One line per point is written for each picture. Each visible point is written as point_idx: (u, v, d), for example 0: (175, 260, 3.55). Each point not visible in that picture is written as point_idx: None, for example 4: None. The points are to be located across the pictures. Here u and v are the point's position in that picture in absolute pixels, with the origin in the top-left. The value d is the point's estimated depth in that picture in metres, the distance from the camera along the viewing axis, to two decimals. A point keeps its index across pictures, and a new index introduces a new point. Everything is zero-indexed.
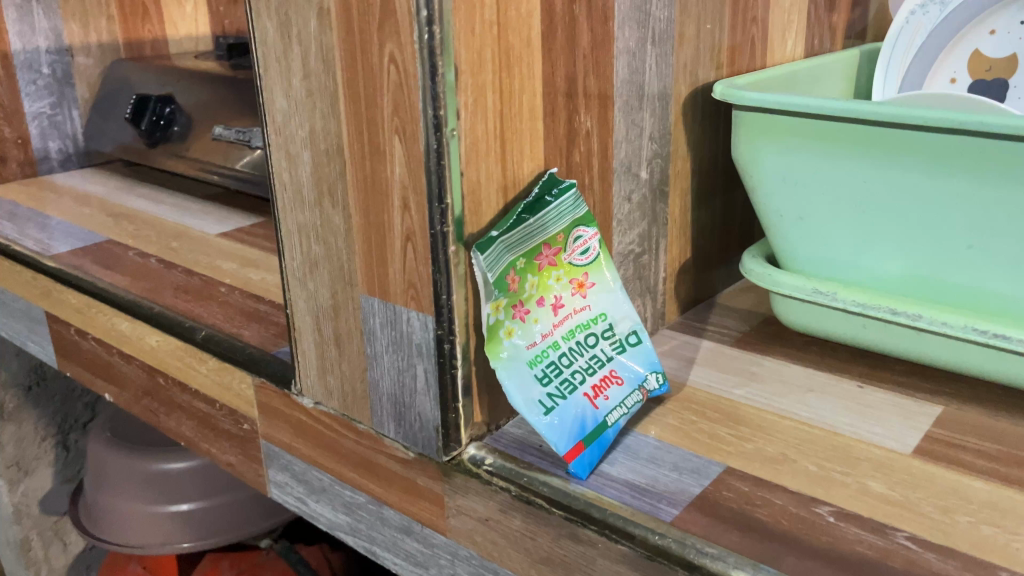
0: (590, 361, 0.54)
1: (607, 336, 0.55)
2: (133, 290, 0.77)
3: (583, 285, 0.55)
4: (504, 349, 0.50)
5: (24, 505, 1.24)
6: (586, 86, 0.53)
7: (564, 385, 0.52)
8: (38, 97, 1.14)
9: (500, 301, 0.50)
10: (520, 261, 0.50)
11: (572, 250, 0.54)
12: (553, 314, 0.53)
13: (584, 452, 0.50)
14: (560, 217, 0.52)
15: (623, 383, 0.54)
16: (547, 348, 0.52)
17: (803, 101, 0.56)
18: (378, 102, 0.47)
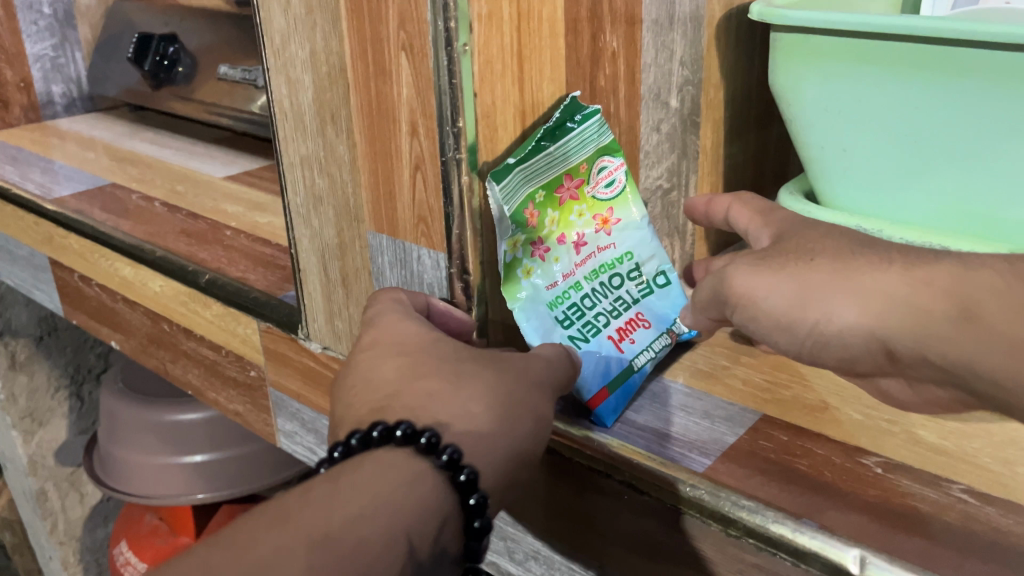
0: (614, 303, 0.50)
1: (632, 277, 0.52)
2: (135, 233, 0.74)
3: (608, 221, 0.51)
4: (521, 290, 0.47)
5: (39, 457, 1.23)
6: (614, 4, 0.48)
7: (587, 328, 0.48)
8: (39, 39, 1.10)
9: (518, 238, 0.46)
10: (539, 194, 0.47)
11: (595, 183, 0.50)
12: (575, 253, 0.49)
13: (609, 398, 0.46)
14: (582, 145, 0.48)
15: (649, 327, 0.51)
16: (569, 289, 0.49)
17: (851, 19, 0.51)
18: (382, 16, 0.43)
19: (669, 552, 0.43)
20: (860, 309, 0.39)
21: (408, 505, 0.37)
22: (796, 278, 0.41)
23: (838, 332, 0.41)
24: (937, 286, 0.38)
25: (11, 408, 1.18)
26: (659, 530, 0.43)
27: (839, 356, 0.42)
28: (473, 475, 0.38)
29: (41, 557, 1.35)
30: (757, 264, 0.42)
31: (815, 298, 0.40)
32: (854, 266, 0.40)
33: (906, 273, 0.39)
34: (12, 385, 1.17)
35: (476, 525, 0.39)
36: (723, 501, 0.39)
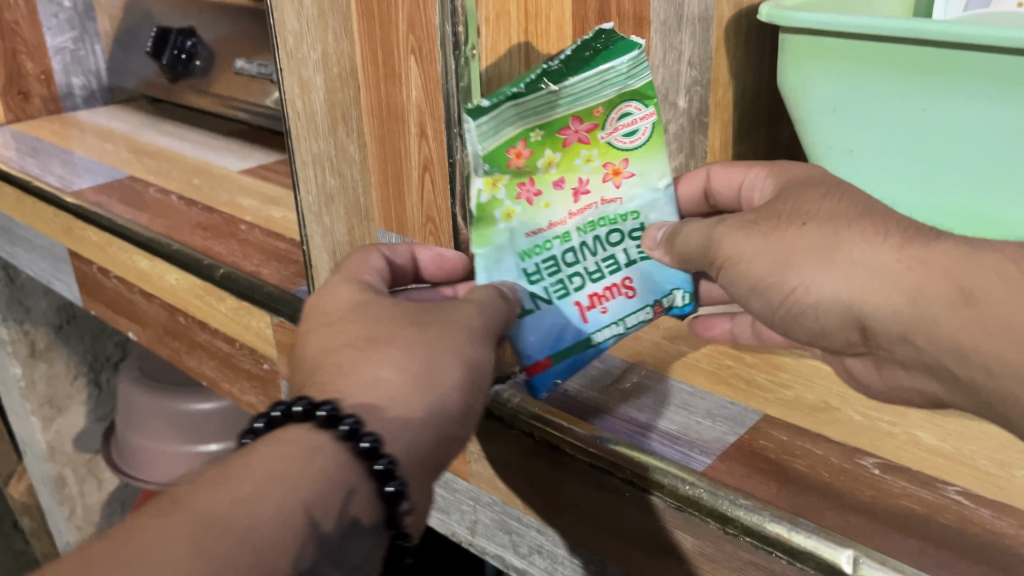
0: (603, 262, 0.47)
1: (634, 235, 0.48)
2: (152, 227, 0.76)
3: (620, 172, 0.47)
4: (497, 232, 0.45)
5: (58, 442, 1.25)
6: (620, 9, 0.50)
7: (556, 290, 0.46)
8: (60, 31, 1.12)
9: (499, 178, 0.43)
10: (536, 132, 0.43)
11: (613, 129, 0.45)
12: (572, 200, 0.46)
13: (550, 367, 0.46)
14: (599, 87, 0.44)
15: (632, 296, 0.48)
16: (552, 239, 0.46)
17: (859, 22, 0.51)
18: (393, 20, 0.44)
19: (670, 548, 0.43)
20: (841, 281, 0.40)
21: (309, 474, 0.35)
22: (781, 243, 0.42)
23: (814, 303, 0.41)
24: (933, 266, 0.38)
25: (31, 395, 1.20)
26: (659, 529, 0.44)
27: (810, 326, 0.43)
28: (375, 441, 0.37)
29: (59, 542, 1.38)
30: (744, 225, 0.43)
31: (795, 263, 0.41)
32: (845, 238, 0.41)
33: (900, 252, 0.39)
34: (31, 372, 1.19)
35: (389, 491, 0.37)
36: (720, 500, 0.40)
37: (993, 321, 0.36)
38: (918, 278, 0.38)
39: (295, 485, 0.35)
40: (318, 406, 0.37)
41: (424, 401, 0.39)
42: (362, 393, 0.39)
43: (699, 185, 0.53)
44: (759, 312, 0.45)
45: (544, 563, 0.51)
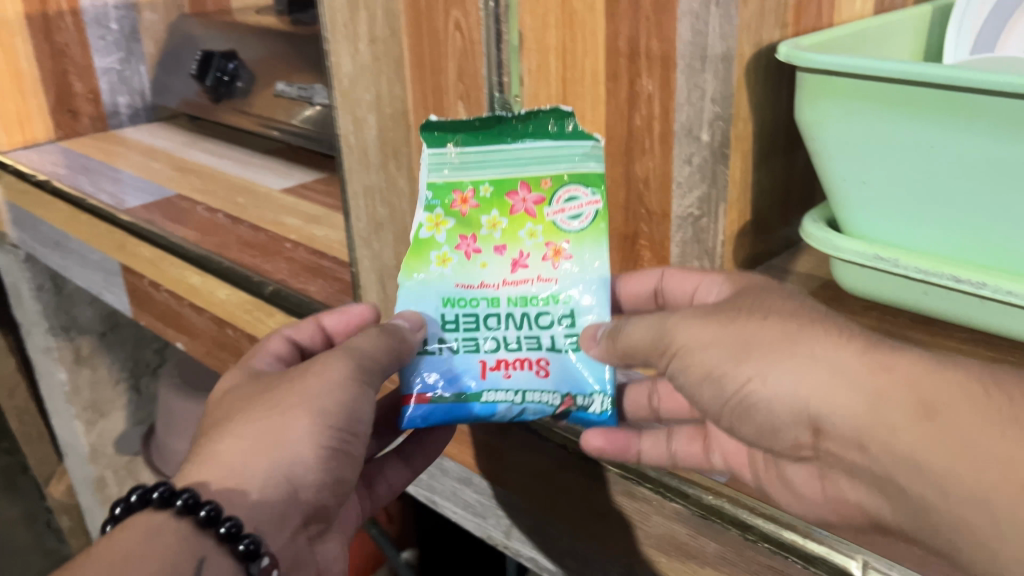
0: (525, 338, 0.48)
1: (564, 323, 0.48)
2: (204, 244, 0.80)
3: (560, 253, 0.49)
4: (431, 272, 0.49)
5: (99, 445, 1.32)
6: (648, 48, 0.52)
7: (466, 344, 0.48)
8: (106, 53, 1.18)
9: (441, 216, 0.49)
10: (484, 187, 0.49)
11: (560, 209, 0.48)
12: (509, 270, 0.49)
13: (426, 408, 0.48)
14: (547, 159, 0.48)
15: (544, 378, 0.48)
16: (480, 299, 0.49)
17: (870, 64, 0.55)
18: (443, 68, 0.48)
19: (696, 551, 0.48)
20: (799, 379, 0.41)
21: (161, 548, 0.42)
22: (726, 331, 0.43)
23: (765, 399, 0.42)
24: (896, 376, 0.38)
25: (76, 399, 1.25)
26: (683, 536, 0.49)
27: (762, 422, 0.44)
28: (213, 509, 0.43)
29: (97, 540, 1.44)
30: (702, 317, 0.45)
31: (750, 355, 0.42)
32: (802, 340, 0.41)
33: (863, 354, 0.39)
34: (76, 378, 1.24)
35: (241, 549, 0.43)
36: (741, 509, 0.46)
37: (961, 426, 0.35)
38: (879, 382, 0.38)
39: (153, 548, 0.42)
40: (176, 492, 0.43)
41: (275, 457, 0.46)
42: (210, 469, 0.45)
43: (652, 285, 0.57)
44: (710, 407, 0.46)
45: (575, 564, 0.57)
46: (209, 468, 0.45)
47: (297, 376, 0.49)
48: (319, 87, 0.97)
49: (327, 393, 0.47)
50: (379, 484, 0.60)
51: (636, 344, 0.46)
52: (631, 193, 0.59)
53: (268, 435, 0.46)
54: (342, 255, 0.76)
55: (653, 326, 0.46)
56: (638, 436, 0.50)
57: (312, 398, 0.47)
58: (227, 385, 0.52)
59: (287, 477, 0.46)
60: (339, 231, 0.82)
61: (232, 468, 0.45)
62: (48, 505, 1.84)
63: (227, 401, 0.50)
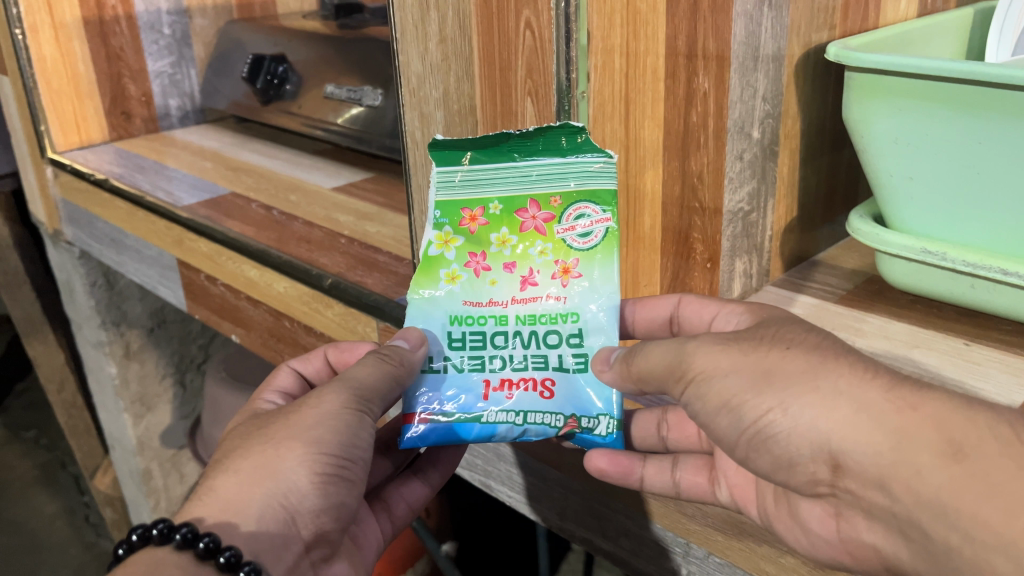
0: (531, 358, 0.52)
1: (570, 341, 0.52)
2: (261, 239, 0.83)
3: (569, 271, 0.53)
4: (439, 291, 0.54)
5: (146, 438, 1.35)
6: (706, 48, 0.54)
7: (473, 361, 0.52)
8: (159, 56, 1.22)
9: (451, 236, 0.53)
10: (494, 205, 0.53)
11: (569, 227, 0.53)
12: (518, 287, 0.53)
13: (428, 424, 0.50)
14: (554, 179, 0.53)
15: (548, 398, 0.51)
16: (488, 316, 0.53)
17: (919, 62, 0.57)
18: (512, 66, 0.51)
19: None
20: (819, 412, 0.41)
21: None
22: (740, 360, 0.44)
23: (785, 430, 0.42)
24: (925, 413, 0.39)
25: (125, 392, 1.29)
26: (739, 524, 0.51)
27: (780, 455, 0.43)
28: (211, 541, 0.45)
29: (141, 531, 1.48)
30: (716, 344, 0.45)
31: (771, 386, 0.42)
32: (827, 378, 0.42)
33: (887, 390, 0.40)
34: (125, 371, 1.28)
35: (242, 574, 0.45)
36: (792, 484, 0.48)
37: (983, 478, 0.37)
38: (904, 419, 0.39)
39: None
40: (175, 527, 0.46)
41: (270, 488, 0.48)
42: (215, 508, 0.48)
43: (668, 312, 0.56)
44: (724, 439, 0.46)
45: (630, 544, 0.59)
46: (215, 496, 0.48)
47: (295, 409, 0.51)
48: (369, 88, 1.00)
49: (323, 424, 0.49)
50: (397, 504, 0.60)
51: (650, 372, 0.47)
52: (686, 189, 0.58)
53: (264, 466, 0.48)
54: (396, 250, 0.79)
55: (667, 359, 0.46)
56: (643, 460, 0.52)
57: (305, 429, 0.49)
58: (243, 417, 0.56)
59: (286, 506, 0.48)
60: (391, 227, 0.85)
61: (233, 501, 0.48)
62: (88, 501, 1.95)
63: (235, 432, 0.52)
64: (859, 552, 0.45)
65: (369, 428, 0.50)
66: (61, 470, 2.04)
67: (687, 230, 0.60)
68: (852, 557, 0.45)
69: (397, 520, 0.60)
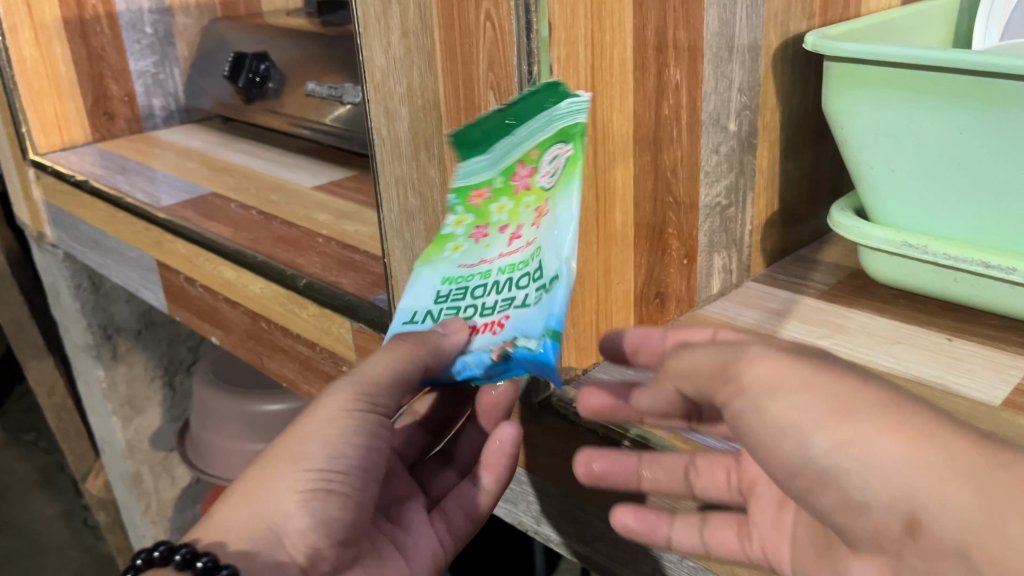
0: (502, 302, 0.48)
1: (535, 279, 0.46)
2: (237, 239, 0.82)
3: (542, 212, 0.47)
4: (441, 258, 0.52)
5: (136, 440, 1.34)
6: (677, 39, 0.53)
7: (449, 310, 0.50)
8: (141, 56, 1.21)
9: (462, 217, 0.52)
10: (496, 179, 0.50)
11: (545, 172, 0.48)
12: (507, 243, 0.49)
13: None
14: (534, 130, 0.47)
15: (498, 334, 0.47)
16: (474, 275, 0.50)
17: (900, 51, 0.56)
18: (474, 59, 0.49)
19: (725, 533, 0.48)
20: (906, 448, 0.31)
21: None
22: (809, 380, 0.34)
23: (860, 470, 0.32)
24: None
25: (113, 395, 1.28)
26: None
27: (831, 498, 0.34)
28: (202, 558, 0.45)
29: (133, 534, 1.47)
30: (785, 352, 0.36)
31: (846, 409, 0.33)
32: (918, 419, 0.32)
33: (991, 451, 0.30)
34: (113, 374, 1.27)
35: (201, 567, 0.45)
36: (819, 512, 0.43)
37: None
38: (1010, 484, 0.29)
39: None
40: (175, 548, 0.46)
41: (260, 509, 0.48)
42: (210, 532, 0.48)
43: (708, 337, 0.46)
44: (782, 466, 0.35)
45: (606, 549, 0.57)
46: (217, 523, 0.48)
47: (298, 419, 0.51)
48: (350, 86, 0.99)
49: (320, 434, 0.49)
50: (455, 511, 0.60)
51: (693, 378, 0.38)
52: (659, 183, 0.57)
53: (260, 486, 0.48)
54: (373, 249, 0.78)
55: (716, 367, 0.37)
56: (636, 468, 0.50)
57: (299, 445, 0.49)
58: None
59: (276, 525, 0.48)
60: (370, 226, 0.84)
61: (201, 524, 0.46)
62: (86, 503, 1.94)
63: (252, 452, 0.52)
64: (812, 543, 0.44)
65: (369, 429, 0.50)
66: (59, 471, 2.04)
67: (662, 225, 0.58)
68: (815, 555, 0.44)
69: (456, 527, 0.60)
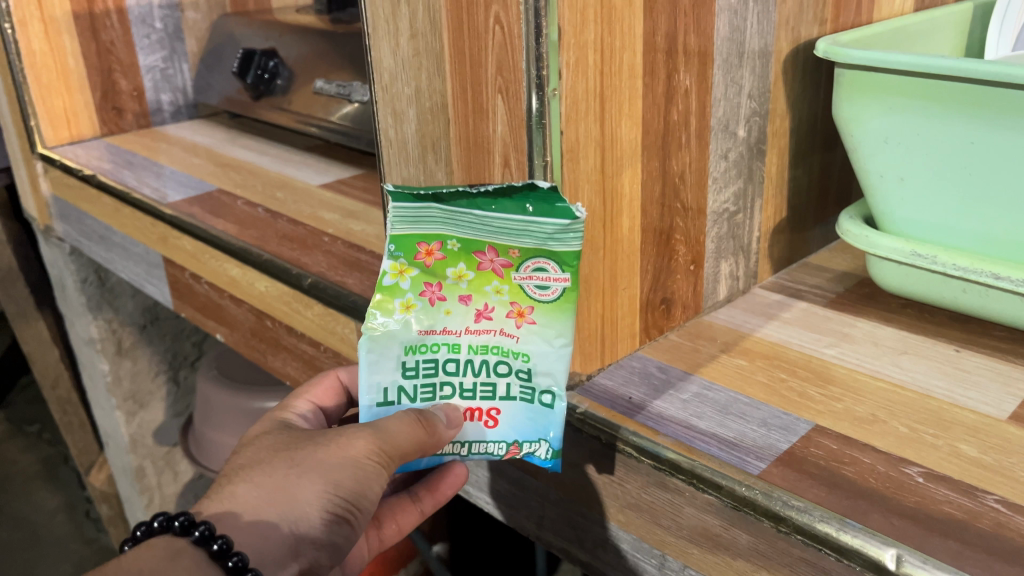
0: (481, 387, 0.48)
1: (520, 376, 0.47)
2: (243, 238, 0.82)
3: (524, 315, 0.47)
4: (393, 317, 0.47)
5: (139, 435, 1.35)
6: (686, 44, 0.53)
7: (425, 391, 0.48)
8: (151, 51, 1.21)
9: (410, 269, 0.46)
10: (452, 242, 0.46)
11: (527, 276, 0.46)
12: (472, 320, 0.47)
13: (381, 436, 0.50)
14: (516, 229, 0.45)
15: (492, 428, 0.48)
16: (441, 344, 0.47)
17: (912, 60, 0.55)
18: (482, 62, 0.49)
19: (726, 543, 0.47)
20: None
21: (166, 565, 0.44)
22: None
23: None
24: None
25: (117, 390, 1.29)
26: (697, 550, 0.49)
27: None
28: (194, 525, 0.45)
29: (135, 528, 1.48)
30: None
31: None
32: None
33: None
34: (117, 369, 1.27)
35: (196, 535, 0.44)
36: (844, 531, 0.41)
37: None
38: None
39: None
40: (194, 523, 0.45)
41: (284, 515, 0.46)
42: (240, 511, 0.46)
43: None
44: None
45: (607, 557, 0.56)
46: (234, 502, 0.47)
47: (323, 443, 0.48)
48: (359, 84, 0.98)
49: (344, 468, 0.47)
50: (386, 525, 0.59)
51: None
52: (667, 189, 0.56)
53: (281, 491, 0.46)
54: (379, 250, 0.78)
55: None
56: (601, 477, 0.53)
57: (327, 467, 0.47)
58: (274, 424, 0.54)
59: (294, 535, 0.46)
60: (375, 226, 0.84)
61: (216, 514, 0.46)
62: (89, 496, 1.94)
63: (246, 449, 0.50)
64: (815, 558, 0.43)
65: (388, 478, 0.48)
66: (63, 464, 2.04)
67: (669, 230, 0.58)
68: (820, 569, 0.43)
69: (389, 538, 0.60)
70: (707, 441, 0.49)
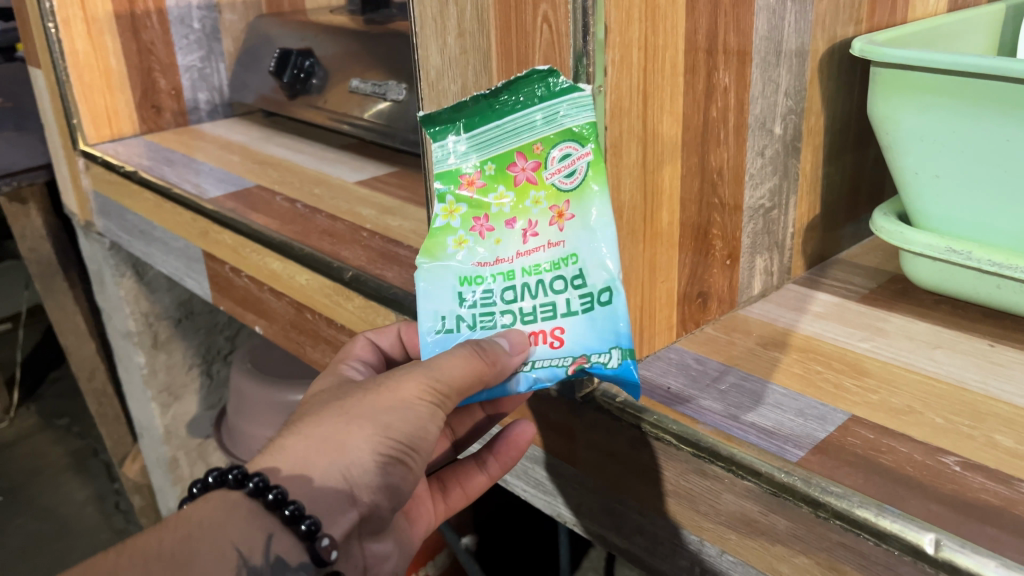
0: (541, 307, 0.49)
1: (576, 287, 0.49)
2: (283, 231, 0.84)
3: (563, 215, 0.49)
4: (445, 254, 0.51)
5: (173, 427, 1.38)
6: (726, 43, 0.55)
7: (484, 319, 0.50)
8: (189, 51, 1.24)
9: (459, 209, 0.50)
10: (488, 166, 0.50)
11: (555, 170, 0.49)
12: (522, 241, 0.50)
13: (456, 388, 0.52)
14: (536, 124, 0.48)
15: (557, 347, 0.49)
16: (495, 274, 0.50)
17: (949, 59, 0.56)
18: (529, 60, 0.50)
19: (765, 529, 0.49)
20: None
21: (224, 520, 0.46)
22: None
23: None
24: None
25: (153, 381, 1.31)
26: (736, 536, 0.51)
27: None
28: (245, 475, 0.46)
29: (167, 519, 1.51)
30: None
31: None
32: None
33: None
34: (153, 361, 1.30)
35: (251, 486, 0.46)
36: (883, 516, 0.42)
37: None
38: None
39: (219, 535, 0.45)
40: (248, 474, 0.46)
41: (336, 459, 0.48)
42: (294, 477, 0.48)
43: None
44: None
45: (645, 542, 0.57)
46: (282, 456, 0.48)
47: (373, 388, 0.51)
48: (394, 83, 1.00)
49: (395, 411, 0.49)
50: (454, 488, 0.63)
51: None
52: (705, 185, 0.58)
53: (336, 438, 0.49)
54: (416, 245, 0.79)
55: None
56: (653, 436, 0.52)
57: (376, 411, 0.49)
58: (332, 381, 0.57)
59: (347, 478, 0.48)
60: (412, 222, 0.85)
61: None
62: (118, 488, 1.98)
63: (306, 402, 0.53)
64: (853, 543, 0.44)
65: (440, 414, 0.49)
66: (92, 457, 2.08)
67: (707, 225, 0.59)
68: (858, 553, 0.44)
69: (455, 504, 0.63)
70: (744, 429, 0.51)
